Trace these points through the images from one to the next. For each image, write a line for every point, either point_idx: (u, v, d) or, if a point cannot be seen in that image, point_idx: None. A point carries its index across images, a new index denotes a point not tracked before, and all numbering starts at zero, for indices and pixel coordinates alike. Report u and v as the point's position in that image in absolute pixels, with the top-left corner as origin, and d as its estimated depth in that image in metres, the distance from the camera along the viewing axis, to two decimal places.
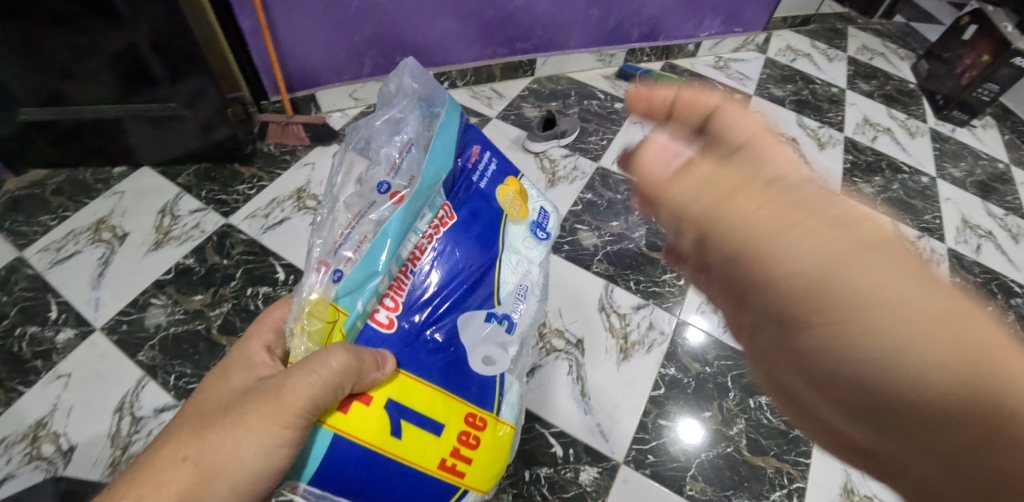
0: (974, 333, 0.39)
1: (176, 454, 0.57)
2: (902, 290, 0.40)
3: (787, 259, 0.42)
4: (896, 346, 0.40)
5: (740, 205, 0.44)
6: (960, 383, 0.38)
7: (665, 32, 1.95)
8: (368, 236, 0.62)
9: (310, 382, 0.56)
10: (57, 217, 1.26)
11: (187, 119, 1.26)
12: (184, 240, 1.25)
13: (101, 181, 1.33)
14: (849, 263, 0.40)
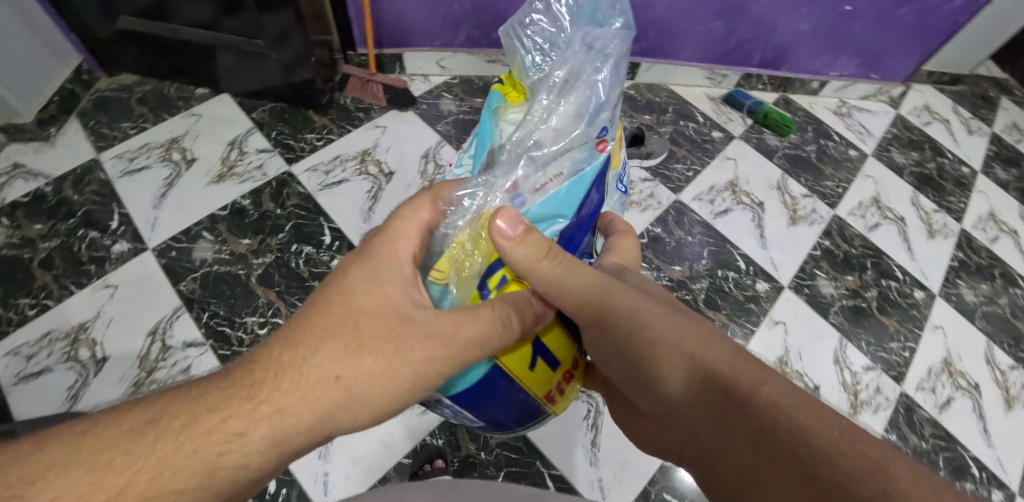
0: (699, 341, 0.61)
1: (327, 371, 0.53)
2: (711, 346, 0.61)
3: (640, 325, 0.62)
4: (723, 384, 0.57)
5: (605, 288, 0.62)
6: (773, 400, 0.53)
7: (791, 63, 1.71)
8: (561, 175, 0.65)
9: (484, 344, 0.55)
10: (137, 128, 1.30)
11: (270, 58, 1.23)
12: (245, 179, 1.25)
13: (183, 99, 1.36)
14: (674, 327, 0.63)
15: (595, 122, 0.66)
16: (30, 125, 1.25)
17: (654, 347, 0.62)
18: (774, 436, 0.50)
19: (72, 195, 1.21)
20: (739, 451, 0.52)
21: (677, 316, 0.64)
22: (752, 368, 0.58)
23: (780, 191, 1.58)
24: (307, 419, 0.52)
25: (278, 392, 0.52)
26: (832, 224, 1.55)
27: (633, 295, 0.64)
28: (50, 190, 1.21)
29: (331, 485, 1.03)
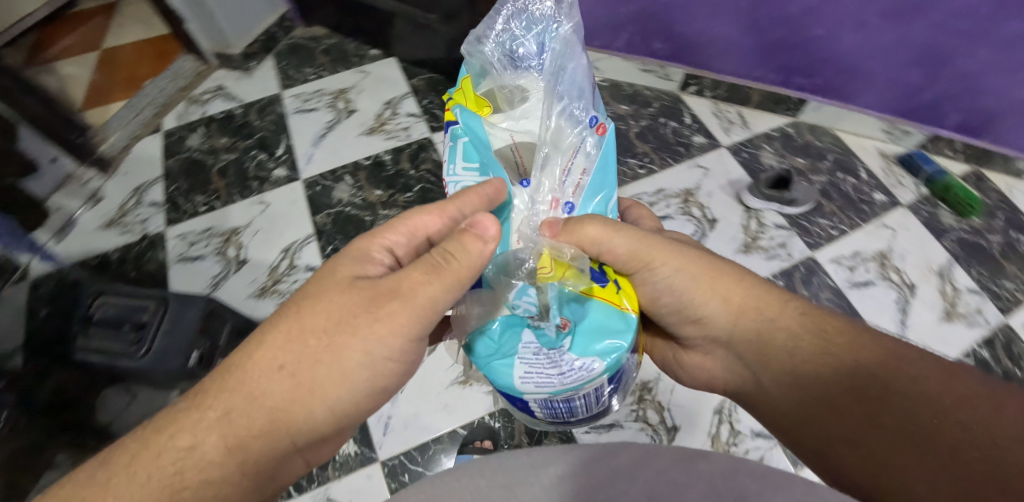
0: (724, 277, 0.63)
1: (273, 360, 0.54)
2: (736, 273, 0.63)
3: (690, 284, 0.62)
4: (756, 312, 0.61)
5: (645, 239, 0.61)
6: (805, 322, 0.59)
7: (998, 135, 1.31)
8: (584, 173, 0.60)
9: (429, 280, 0.54)
10: (316, 74, 1.47)
11: (439, 32, 1.32)
12: (391, 136, 1.36)
13: (358, 57, 1.50)
14: (699, 256, 0.63)
15: (582, 111, 0.59)
16: (236, 57, 1.48)
17: (699, 299, 0.62)
18: (826, 363, 0.55)
19: (254, 120, 1.41)
20: (791, 377, 0.58)
21: (706, 252, 0.64)
22: (773, 293, 0.62)
23: (940, 278, 1.30)
24: (256, 423, 0.53)
25: (224, 393, 0.53)
26: (999, 334, 1.24)
27: (670, 247, 0.62)
28: (240, 112, 1.43)
29: (391, 427, 1.10)
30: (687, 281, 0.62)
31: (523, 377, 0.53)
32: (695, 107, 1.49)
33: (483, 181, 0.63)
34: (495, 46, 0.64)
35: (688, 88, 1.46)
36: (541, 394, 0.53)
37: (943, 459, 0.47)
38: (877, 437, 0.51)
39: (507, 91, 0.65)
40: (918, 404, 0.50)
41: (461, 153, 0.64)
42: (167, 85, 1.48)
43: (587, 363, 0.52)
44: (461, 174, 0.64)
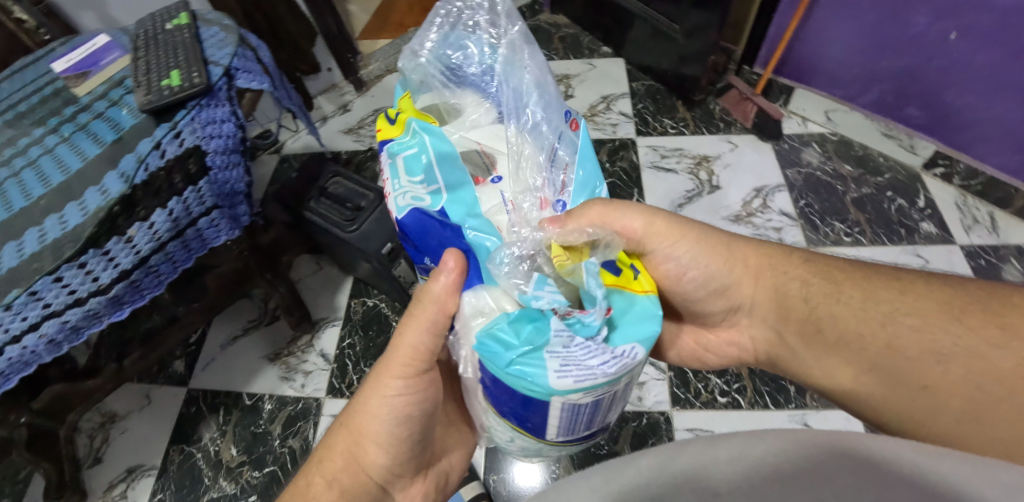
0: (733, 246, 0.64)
1: (343, 418, 0.62)
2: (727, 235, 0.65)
3: (712, 261, 0.63)
4: (768, 265, 0.63)
5: (652, 217, 0.61)
6: (809, 265, 0.62)
7: None
8: (568, 166, 0.56)
9: (410, 329, 0.57)
10: (547, 55, 1.56)
11: (677, 43, 1.34)
12: (598, 128, 1.40)
13: (589, 50, 1.57)
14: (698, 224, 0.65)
15: (557, 108, 0.58)
16: None
17: (712, 266, 0.63)
18: (839, 305, 0.58)
19: None
20: (811, 328, 0.60)
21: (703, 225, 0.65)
22: (773, 247, 0.65)
23: None
24: (337, 462, 0.59)
25: (317, 456, 0.62)
26: None
27: (683, 223, 0.63)
28: None
29: None
30: (706, 252, 0.63)
31: (560, 372, 0.41)
32: (935, 192, 1.27)
33: (432, 190, 0.54)
34: (434, 58, 0.64)
35: (936, 169, 1.26)
36: (580, 393, 0.41)
37: (972, 384, 0.50)
38: (898, 364, 0.55)
39: (452, 104, 0.63)
40: (924, 321, 0.54)
41: (404, 168, 0.57)
42: None
43: (630, 350, 0.42)
44: (407, 187, 0.55)
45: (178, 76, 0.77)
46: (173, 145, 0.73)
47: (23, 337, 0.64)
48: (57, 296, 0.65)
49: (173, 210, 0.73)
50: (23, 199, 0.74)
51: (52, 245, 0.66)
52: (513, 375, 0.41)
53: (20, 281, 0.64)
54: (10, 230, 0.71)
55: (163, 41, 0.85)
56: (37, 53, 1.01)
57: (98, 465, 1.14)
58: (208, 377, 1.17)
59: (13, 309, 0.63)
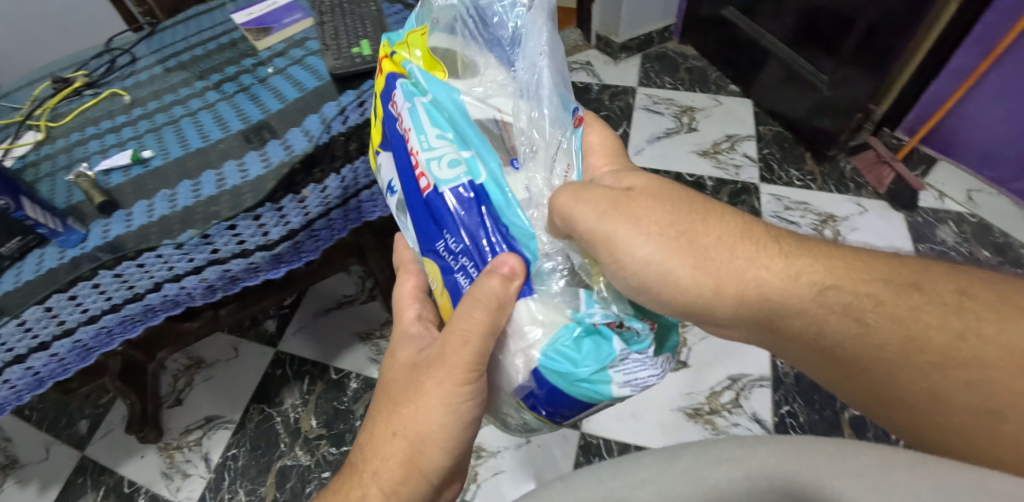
0: (711, 238, 0.50)
1: (386, 426, 0.53)
2: (705, 218, 0.51)
3: (683, 277, 0.49)
4: (756, 294, 0.49)
5: (611, 212, 0.49)
6: (830, 295, 0.49)
7: None
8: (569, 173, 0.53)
9: (466, 338, 0.48)
10: (672, 85, 1.52)
11: (817, 93, 1.29)
12: (720, 166, 1.35)
13: (717, 85, 1.54)
14: (663, 212, 0.50)
15: (564, 103, 0.53)
16: (614, 44, 1.57)
17: (681, 286, 0.49)
18: (868, 349, 0.48)
19: (605, 99, 1.49)
20: (835, 367, 0.50)
21: (678, 200, 0.52)
22: (764, 253, 0.49)
23: None
24: (395, 473, 0.52)
25: (364, 467, 0.53)
26: None
27: (651, 220, 0.50)
28: (596, 89, 1.51)
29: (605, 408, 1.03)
30: (672, 255, 0.49)
31: (621, 382, 0.47)
32: None
33: (460, 154, 0.52)
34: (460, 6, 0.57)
35: None
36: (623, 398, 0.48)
37: None
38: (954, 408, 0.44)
39: (467, 62, 0.57)
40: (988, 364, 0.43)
41: (430, 122, 0.53)
42: None
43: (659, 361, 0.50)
44: (434, 144, 0.52)
45: (369, 47, 0.78)
46: (356, 112, 0.72)
47: (184, 278, 0.62)
48: (227, 244, 0.62)
49: (345, 178, 0.69)
50: (198, 137, 0.74)
51: (232, 191, 0.65)
52: (585, 389, 0.46)
53: (196, 223, 0.63)
54: (186, 168, 0.70)
55: (349, 9, 0.86)
56: (210, 3, 1.04)
57: (178, 406, 1.15)
58: (297, 342, 1.18)
59: (184, 248, 0.61)
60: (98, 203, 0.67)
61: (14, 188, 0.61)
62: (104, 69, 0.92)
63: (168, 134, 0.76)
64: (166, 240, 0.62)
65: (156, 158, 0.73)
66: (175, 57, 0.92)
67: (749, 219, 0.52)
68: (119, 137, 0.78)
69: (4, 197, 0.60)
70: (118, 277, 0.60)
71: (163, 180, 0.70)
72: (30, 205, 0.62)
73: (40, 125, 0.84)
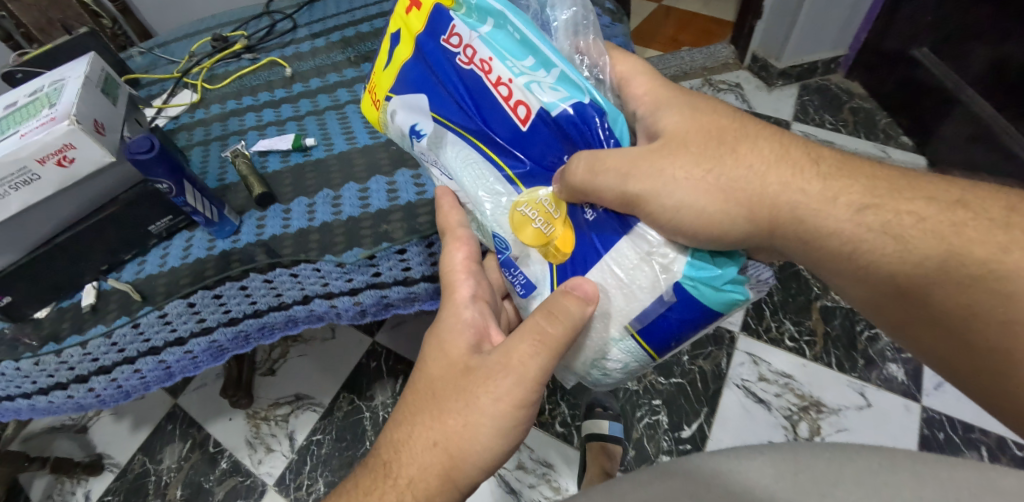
0: (756, 175, 0.43)
1: (425, 434, 0.42)
2: (722, 129, 0.45)
3: (723, 215, 0.42)
4: (792, 213, 0.42)
5: (635, 167, 0.43)
6: (875, 214, 0.42)
7: None
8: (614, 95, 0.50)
9: (540, 350, 0.41)
10: (832, 125, 1.35)
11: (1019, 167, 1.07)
12: None
13: (885, 134, 1.34)
14: (689, 149, 0.44)
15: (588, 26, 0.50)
16: (772, 69, 1.41)
17: (720, 216, 0.42)
18: (904, 265, 0.41)
19: None
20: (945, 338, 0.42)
21: (702, 122, 0.45)
22: (802, 169, 0.43)
23: None
24: (431, 485, 0.41)
25: (396, 474, 0.42)
26: None
27: (678, 162, 0.43)
28: (746, 116, 1.37)
29: None
30: (725, 183, 0.43)
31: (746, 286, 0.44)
32: None
33: (557, 76, 0.44)
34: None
35: None
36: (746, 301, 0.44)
37: None
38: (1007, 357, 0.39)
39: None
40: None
41: (512, 50, 0.45)
42: (697, 60, 1.47)
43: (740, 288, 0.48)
44: (529, 74, 0.44)
45: None
46: None
47: (337, 297, 0.52)
48: (393, 273, 0.52)
49: None
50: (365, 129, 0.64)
51: (405, 207, 0.54)
52: (726, 296, 0.42)
53: (363, 241, 0.52)
54: (352, 166, 0.59)
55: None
56: None
57: (270, 376, 1.14)
58: (395, 336, 1.14)
59: (345, 266, 0.51)
60: (256, 195, 0.56)
61: (178, 172, 0.48)
62: (264, 33, 0.85)
63: (332, 122, 0.66)
64: (326, 254, 0.52)
65: (318, 149, 0.62)
66: (337, 30, 0.83)
67: (785, 139, 0.45)
68: (278, 114, 0.69)
69: (167, 180, 0.47)
70: (267, 283, 0.53)
71: (324, 174, 0.59)
72: (191, 190, 0.49)
73: (196, 86, 0.78)
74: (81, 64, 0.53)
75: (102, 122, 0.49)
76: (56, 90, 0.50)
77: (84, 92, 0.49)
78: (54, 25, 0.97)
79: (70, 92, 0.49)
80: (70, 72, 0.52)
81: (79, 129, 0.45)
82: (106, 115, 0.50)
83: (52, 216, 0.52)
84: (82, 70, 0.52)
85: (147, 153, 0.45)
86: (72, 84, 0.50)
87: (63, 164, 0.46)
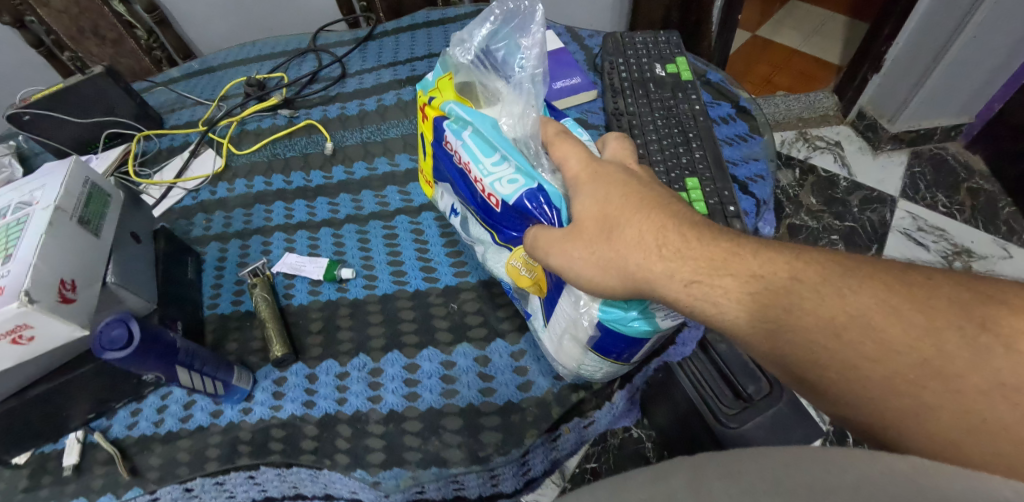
0: (640, 247, 0.33)
1: None
2: (609, 209, 0.35)
3: (593, 293, 0.35)
4: (673, 281, 0.32)
5: (545, 246, 0.37)
6: (699, 291, 0.31)
7: None
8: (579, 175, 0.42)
9: None
10: (946, 207, 1.15)
11: None
12: None
13: (1011, 227, 1.11)
14: (587, 222, 0.36)
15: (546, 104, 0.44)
16: (882, 132, 1.22)
17: (599, 286, 0.35)
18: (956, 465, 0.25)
19: (852, 204, 1.16)
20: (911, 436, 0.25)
21: (595, 197, 0.37)
22: (651, 250, 0.33)
23: None
24: None
25: None
26: None
27: (564, 239, 0.36)
28: (844, 186, 1.19)
29: None
30: (612, 256, 0.34)
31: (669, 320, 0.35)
32: None
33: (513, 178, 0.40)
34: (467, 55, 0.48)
35: None
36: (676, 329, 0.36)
37: None
38: (815, 386, 0.28)
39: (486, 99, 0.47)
40: (837, 338, 0.27)
41: (474, 148, 0.43)
42: (793, 109, 1.29)
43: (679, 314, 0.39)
44: (490, 170, 0.42)
45: (700, 192, 0.47)
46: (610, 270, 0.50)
47: None
48: (441, 493, 0.38)
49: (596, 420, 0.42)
50: (416, 259, 0.49)
51: (466, 412, 0.40)
52: (637, 328, 0.35)
53: (407, 454, 0.39)
54: (397, 322, 0.45)
55: (652, 99, 0.55)
56: (446, 9, 0.77)
57: None
58: None
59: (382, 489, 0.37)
60: (274, 358, 0.44)
61: (170, 355, 0.36)
62: (305, 80, 0.70)
63: (375, 238, 0.51)
64: (358, 468, 0.39)
65: (355, 285, 0.48)
66: (393, 86, 0.67)
67: (668, 221, 0.33)
68: (311, 211, 0.55)
69: (156, 370, 0.36)
70: (283, 476, 0.40)
71: (363, 328, 0.45)
72: (188, 369, 0.38)
73: (222, 147, 0.65)
74: (57, 177, 0.43)
75: (74, 277, 0.38)
76: (22, 225, 0.39)
77: (52, 235, 0.38)
78: (86, 34, 0.80)
79: (34, 232, 0.38)
80: (44, 190, 0.42)
81: (35, 309, 0.34)
82: (80, 262, 0.39)
83: (15, 374, 0.40)
84: (53, 195, 0.41)
85: (125, 351, 0.33)
86: (38, 219, 0.39)
87: (20, 342, 0.35)
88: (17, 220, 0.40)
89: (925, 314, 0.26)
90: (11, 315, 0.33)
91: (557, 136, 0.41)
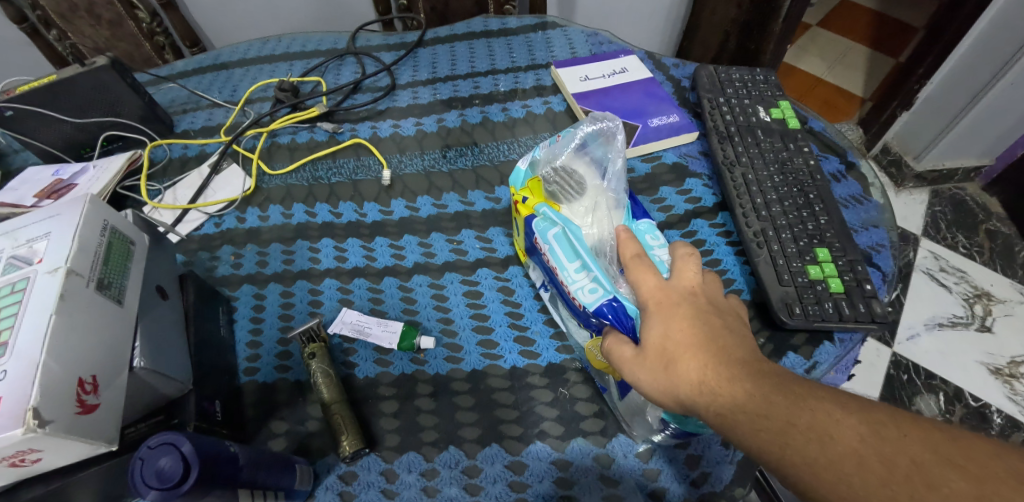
0: (698, 390, 0.27)
1: None
2: (665, 332, 0.29)
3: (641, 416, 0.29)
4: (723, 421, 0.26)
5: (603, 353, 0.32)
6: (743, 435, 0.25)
7: None
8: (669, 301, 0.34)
9: None
10: (966, 248, 1.07)
11: None
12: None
13: None
14: (647, 345, 0.29)
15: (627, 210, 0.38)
16: (906, 169, 1.14)
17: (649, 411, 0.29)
18: None
19: None
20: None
21: (651, 313, 0.31)
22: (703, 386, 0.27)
23: None
24: None
25: None
26: None
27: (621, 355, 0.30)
28: None
29: None
30: (666, 390, 0.28)
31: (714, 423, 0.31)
32: None
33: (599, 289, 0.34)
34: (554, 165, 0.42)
35: None
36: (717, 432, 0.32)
37: None
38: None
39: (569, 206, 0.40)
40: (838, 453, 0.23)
41: (558, 252, 0.36)
42: None
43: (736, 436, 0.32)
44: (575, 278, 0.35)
45: (832, 264, 0.42)
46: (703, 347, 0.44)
47: None
48: None
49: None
50: (508, 326, 0.42)
51: None
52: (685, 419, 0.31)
53: None
54: (491, 406, 0.38)
55: (763, 149, 0.49)
56: (504, 18, 0.69)
57: None
58: None
59: None
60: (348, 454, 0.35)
61: (232, 475, 0.27)
62: (348, 88, 0.61)
63: (456, 297, 0.43)
64: None
65: (435, 357, 0.41)
66: (451, 104, 0.58)
67: (747, 370, 0.27)
68: (369, 254, 0.47)
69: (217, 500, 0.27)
70: None
71: (450, 413, 0.38)
72: (250, 488, 0.29)
73: (251, 164, 0.55)
74: (68, 223, 0.34)
75: (95, 373, 0.29)
76: (19, 295, 0.30)
77: (65, 312, 0.29)
78: (78, 10, 0.68)
79: (39, 310, 0.29)
80: (49, 242, 0.32)
81: (44, 434, 0.25)
82: (101, 347, 0.30)
83: None
84: (63, 253, 0.32)
85: (178, 489, 0.24)
86: (43, 291, 0.30)
87: (20, 465, 0.27)
88: (11, 284, 0.31)
89: (934, 458, 0.21)
90: (14, 441, 0.25)
91: (633, 246, 0.34)
